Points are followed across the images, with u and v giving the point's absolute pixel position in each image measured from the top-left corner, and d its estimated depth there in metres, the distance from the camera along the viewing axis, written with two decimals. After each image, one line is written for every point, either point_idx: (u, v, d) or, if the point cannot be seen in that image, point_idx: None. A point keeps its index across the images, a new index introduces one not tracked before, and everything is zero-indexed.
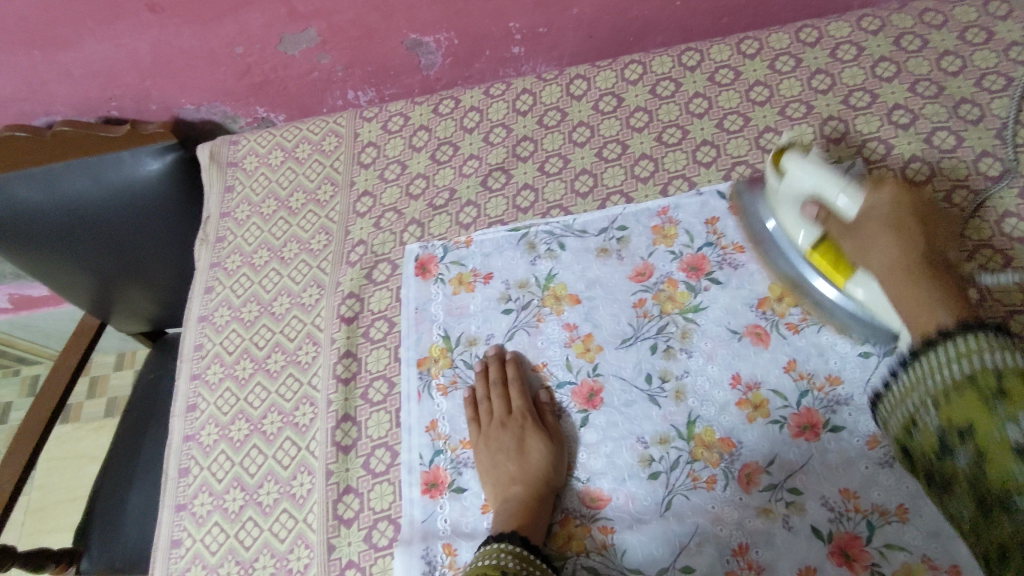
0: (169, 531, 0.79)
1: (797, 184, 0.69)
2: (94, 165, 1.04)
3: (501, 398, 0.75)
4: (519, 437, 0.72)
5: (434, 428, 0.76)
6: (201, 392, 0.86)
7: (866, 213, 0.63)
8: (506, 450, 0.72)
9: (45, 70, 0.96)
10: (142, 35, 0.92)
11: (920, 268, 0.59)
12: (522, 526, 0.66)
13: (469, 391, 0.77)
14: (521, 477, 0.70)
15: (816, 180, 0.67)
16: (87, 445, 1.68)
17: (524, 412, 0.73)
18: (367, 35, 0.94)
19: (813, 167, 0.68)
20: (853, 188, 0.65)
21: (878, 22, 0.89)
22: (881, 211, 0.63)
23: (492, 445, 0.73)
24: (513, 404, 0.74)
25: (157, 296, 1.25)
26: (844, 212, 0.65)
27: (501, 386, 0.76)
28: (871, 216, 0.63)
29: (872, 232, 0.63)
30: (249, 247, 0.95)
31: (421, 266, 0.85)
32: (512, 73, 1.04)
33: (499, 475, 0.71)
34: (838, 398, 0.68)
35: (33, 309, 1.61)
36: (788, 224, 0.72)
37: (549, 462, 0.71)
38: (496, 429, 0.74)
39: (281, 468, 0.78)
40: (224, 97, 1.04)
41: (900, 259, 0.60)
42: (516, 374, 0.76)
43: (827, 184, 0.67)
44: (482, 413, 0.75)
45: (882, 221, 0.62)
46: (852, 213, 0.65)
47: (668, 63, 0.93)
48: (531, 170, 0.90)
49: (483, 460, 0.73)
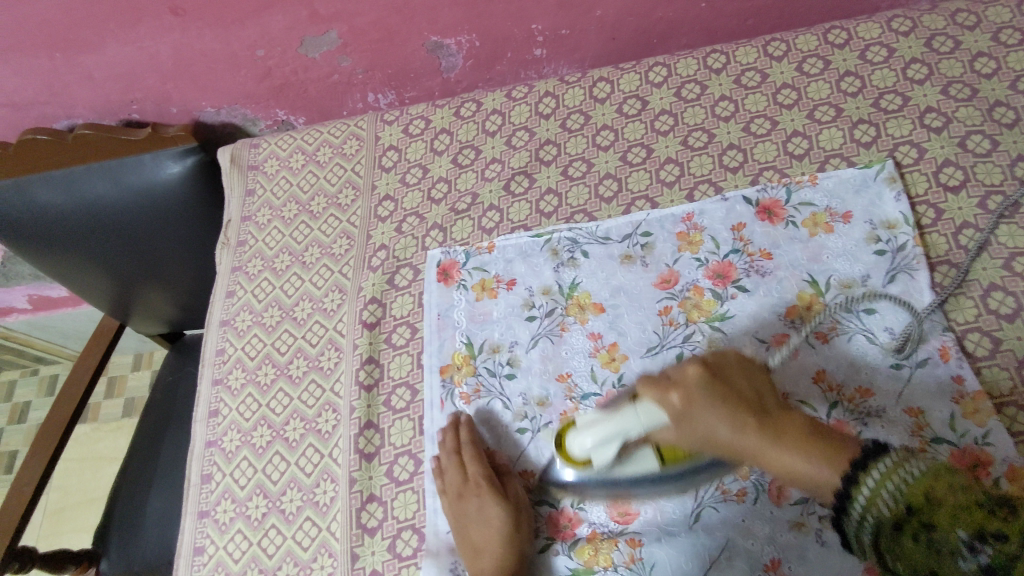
0: (192, 537, 0.79)
1: (600, 451, 0.63)
2: (114, 168, 1.03)
3: (458, 464, 0.72)
4: (479, 503, 0.70)
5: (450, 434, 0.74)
6: (223, 398, 0.86)
7: (676, 412, 0.62)
8: (468, 520, 0.70)
9: (67, 74, 0.96)
10: (164, 38, 0.92)
11: (764, 424, 0.61)
12: None
13: (480, 412, 0.76)
14: (489, 546, 0.68)
15: (613, 433, 0.62)
16: (105, 446, 1.68)
17: (482, 477, 0.71)
18: (388, 37, 0.93)
19: (599, 427, 0.63)
20: (643, 405, 0.62)
21: (908, 23, 0.87)
22: (690, 399, 0.62)
23: (458, 516, 0.70)
24: (469, 469, 0.71)
25: (176, 299, 1.25)
26: (658, 426, 0.62)
27: (457, 451, 0.73)
28: (690, 410, 0.62)
29: (705, 420, 0.62)
30: (270, 251, 0.95)
31: (443, 272, 0.84)
32: (533, 75, 1.03)
33: (468, 544, 0.69)
34: (869, 410, 0.67)
35: (52, 310, 1.61)
36: (628, 464, 0.65)
37: (513, 524, 0.68)
38: (457, 499, 0.71)
39: (304, 476, 0.78)
40: (244, 100, 1.04)
41: (745, 442, 0.61)
42: (470, 438, 0.74)
43: (628, 425, 0.62)
44: (448, 482, 0.72)
45: (694, 408, 0.62)
46: (670, 419, 0.62)
47: (693, 65, 0.92)
48: (555, 174, 0.89)
49: (454, 527, 0.70)
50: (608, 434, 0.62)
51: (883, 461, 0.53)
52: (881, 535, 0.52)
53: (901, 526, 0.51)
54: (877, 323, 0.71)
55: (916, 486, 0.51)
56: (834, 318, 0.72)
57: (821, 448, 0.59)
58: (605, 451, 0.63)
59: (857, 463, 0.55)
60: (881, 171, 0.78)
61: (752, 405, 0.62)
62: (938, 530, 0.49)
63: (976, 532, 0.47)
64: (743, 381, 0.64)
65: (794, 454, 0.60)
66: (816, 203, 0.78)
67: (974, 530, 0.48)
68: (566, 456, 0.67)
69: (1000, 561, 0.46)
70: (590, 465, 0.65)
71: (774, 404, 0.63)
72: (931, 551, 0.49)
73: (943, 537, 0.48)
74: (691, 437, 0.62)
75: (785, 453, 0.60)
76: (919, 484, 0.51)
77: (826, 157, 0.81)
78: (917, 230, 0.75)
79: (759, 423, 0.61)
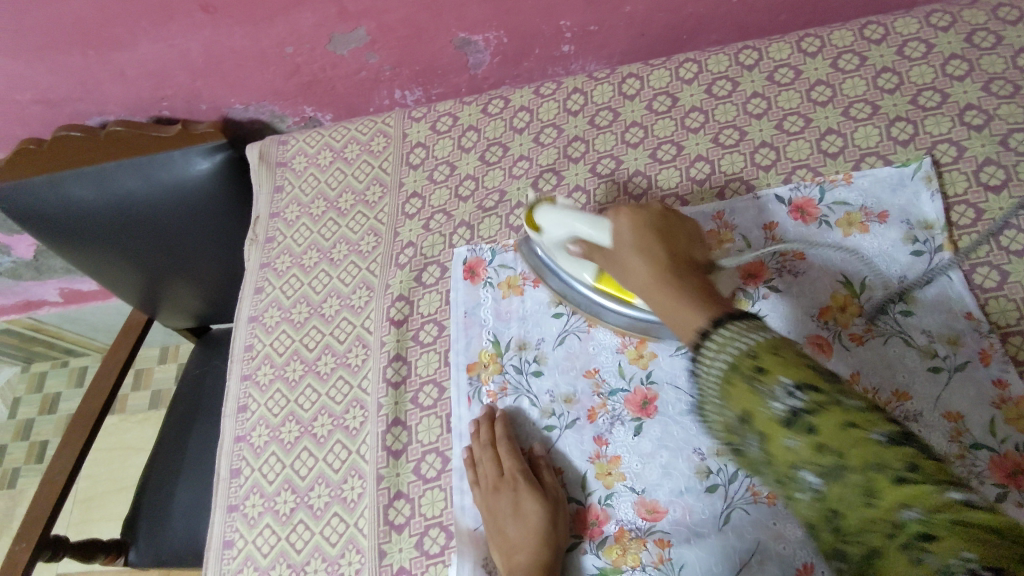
0: (222, 531, 0.79)
1: (555, 230, 0.72)
2: (145, 164, 1.04)
3: (492, 460, 0.71)
4: (514, 499, 0.69)
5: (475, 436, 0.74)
6: (252, 393, 0.87)
7: (616, 228, 0.66)
8: (504, 515, 0.69)
9: (100, 71, 0.97)
10: (194, 36, 0.92)
11: (669, 271, 0.60)
12: None
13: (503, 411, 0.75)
14: (526, 544, 0.66)
15: (567, 226, 0.71)
16: (132, 437, 1.71)
17: (517, 473, 0.70)
18: (416, 34, 0.93)
19: (562, 213, 0.72)
20: (600, 220, 0.68)
21: (948, 18, 0.85)
22: (625, 236, 0.65)
23: (494, 513, 0.70)
24: (504, 463, 0.71)
25: (204, 293, 1.27)
26: (601, 243, 0.68)
27: (493, 446, 0.73)
28: (621, 244, 0.65)
29: (627, 253, 0.64)
30: (298, 248, 0.96)
31: (470, 270, 0.84)
32: (561, 72, 1.02)
33: (504, 541, 0.68)
34: (906, 414, 0.66)
35: (82, 303, 1.64)
36: (570, 266, 0.75)
37: (548, 521, 0.67)
38: (492, 495, 0.70)
39: (332, 472, 0.78)
40: (272, 97, 1.04)
41: (649, 276, 0.60)
42: (505, 433, 0.73)
43: (580, 226, 0.70)
44: (481, 475, 0.72)
45: (626, 240, 0.64)
46: (608, 241, 0.67)
47: (724, 61, 0.90)
48: (583, 172, 0.88)
49: (490, 525, 0.70)
50: (561, 222, 0.72)
51: (742, 321, 0.49)
52: (715, 385, 0.49)
53: (736, 368, 0.47)
54: (915, 325, 0.69)
55: (765, 342, 0.47)
56: (869, 319, 0.71)
57: (703, 299, 0.56)
58: (559, 231, 0.72)
59: (726, 312, 0.52)
60: (918, 168, 0.76)
61: (677, 257, 0.62)
62: (766, 376, 0.45)
63: (799, 380, 0.44)
64: (683, 244, 0.64)
65: (679, 298, 0.57)
66: (850, 202, 0.77)
67: (800, 378, 0.45)
68: (534, 223, 0.76)
69: (813, 410, 0.43)
70: (542, 234, 0.74)
71: (697, 270, 0.62)
72: (754, 393, 0.46)
73: (769, 386, 0.45)
74: (614, 260, 0.65)
75: (672, 296, 0.58)
76: (762, 344, 0.47)
77: (862, 156, 0.80)
78: (954, 230, 0.73)
79: (670, 265, 0.61)
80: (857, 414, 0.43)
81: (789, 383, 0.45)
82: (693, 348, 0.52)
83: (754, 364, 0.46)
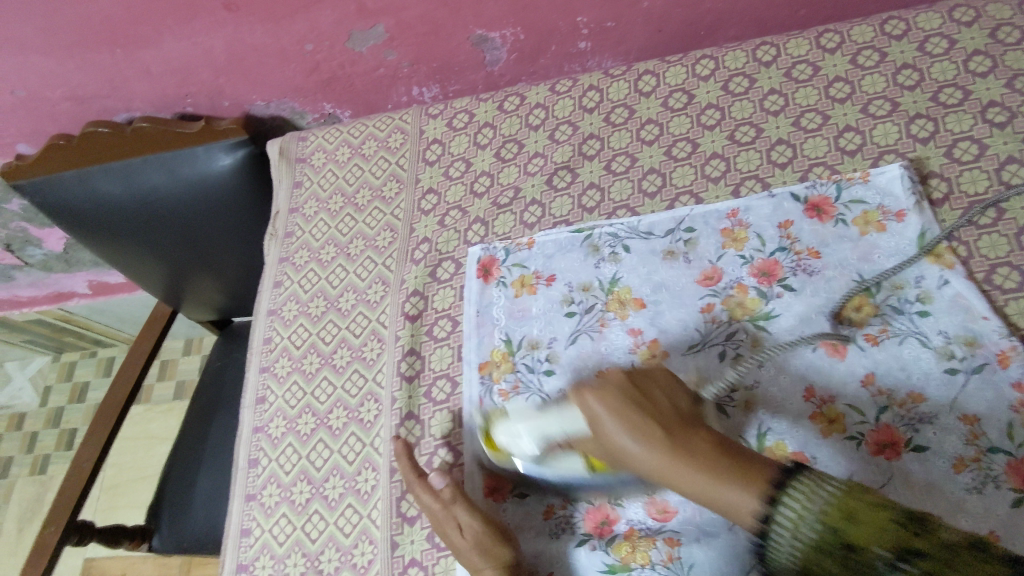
0: (240, 520, 0.81)
1: (517, 447, 0.69)
2: (169, 159, 1.07)
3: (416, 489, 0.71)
4: (445, 510, 0.69)
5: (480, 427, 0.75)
6: (270, 385, 0.89)
7: (590, 408, 0.62)
8: (448, 530, 0.68)
9: (126, 68, 1.00)
10: (217, 33, 0.94)
11: (679, 441, 0.57)
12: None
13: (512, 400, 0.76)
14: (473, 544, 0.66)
15: (535, 424, 0.68)
16: (157, 426, 1.75)
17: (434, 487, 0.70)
18: (433, 31, 0.94)
19: (526, 419, 0.69)
20: (564, 407, 0.67)
21: (972, 13, 0.83)
22: (603, 417, 0.61)
23: (441, 530, 0.69)
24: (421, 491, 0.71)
25: (226, 287, 1.29)
26: (574, 428, 0.65)
27: (410, 483, 0.72)
28: (601, 422, 0.61)
29: (616, 433, 0.60)
30: (317, 243, 0.97)
31: (483, 268, 0.85)
32: (577, 69, 1.02)
33: (460, 553, 0.67)
34: (921, 416, 0.65)
35: (110, 295, 1.68)
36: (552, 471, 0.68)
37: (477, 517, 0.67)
38: (432, 518, 0.70)
39: (346, 464, 0.80)
40: (293, 94, 1.06)
41: (660, 462, 0.57)
42: (409, 464, 0.73)
43: (546, 422, 0.67)
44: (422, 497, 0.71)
45: (604, 412, 0.61)
46: (584, 426, 0.64)
47: (741, 58, 0.90)
48: (598, 169, 0.88)
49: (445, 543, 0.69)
50: (524, 444, 0.68)
51: (798, 482, 0.51)
52: (806, 559, 0.50)
53: (824, 549, 0.49)
54: (931, 326, 0.69)
55: (835, 506, 0.49)
56: (884, 320, 0.70)
57: (730, 466, 0.55)
58: (527, 451, 0.68)
59: (774, 486, 0.52)
60: (904, 168, 0.76)
61: (662, 417, 0.59)
62: (863, 554, 0.47)
63: (894, 550, 0.46)
64: (663, 396, 0.62)
65: (710, 474, 0.55)
66: (867, 201, 0.76)
67: (891, 543, 0.46)
68: (491, 446, 0.72)
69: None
70: (514, 459, 0.70)
71: (697, 422, 0.60)
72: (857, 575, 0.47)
73: (868, 563, 0.47)
74: (605, 445, 0.62)
75: (696, 475, 0.55)
76: (836, 514, 0.48)
77: (881, 153, 0.79)
78: (974, 229, 0.72)
79: (669, 437, 0.58)
80: (956, 556, 0.45)
81: (886, 553, 0.46)
82: (761, 532, 0.52)
83: (842, 539, 0.48)
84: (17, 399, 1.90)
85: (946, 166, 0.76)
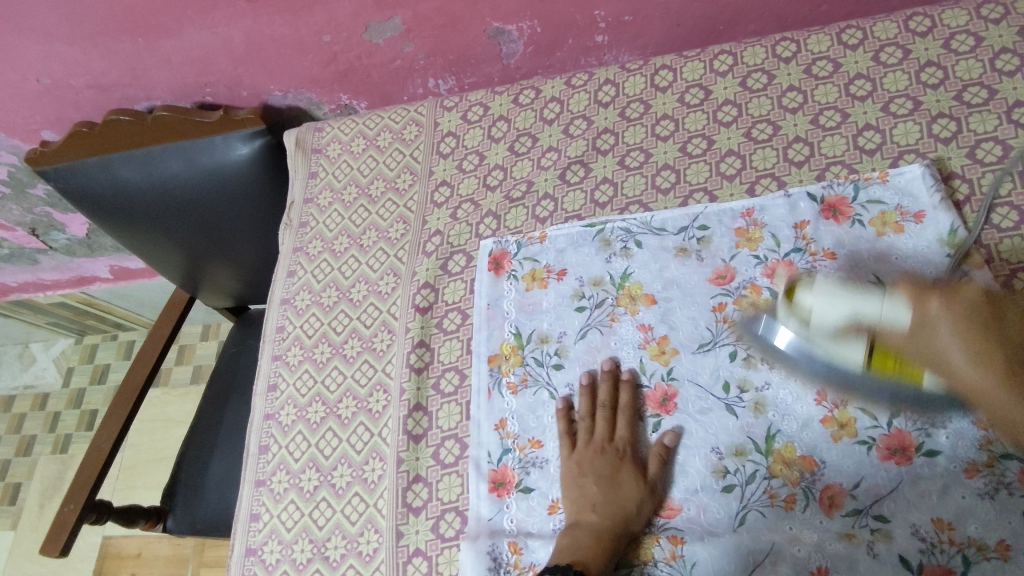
0: (249, 504, 0.83)
1: (827, 313, 0.63)
2: (189, 148, 1.08)
3: (606, 422, 0.72)
4: (614, 467, 0.70)
5: (588, 397, 0.74)
6: (282, 373, 0.90)
7: (921, 318, 0.59)
8: (596, 475, 0.70)
9: (148, 58, 1.01)
10: (237, 24, 0.95)
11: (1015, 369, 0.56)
12: (592, 555, 0.64)
13: (631, 373, 0.74)
14: (605, 506, 0.67)
15: (847, 307, 0.62)
16: (174, 410, 1.78)
17: (627, 443, 0.71)
18: (450, 23, 0.94)
19: (836, 296, 0.63)
20: (892, 298, 0.60)
21: (1000, 10, 0.81)
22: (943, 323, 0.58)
23: (583, 467, 0.70)
24: (617, 432, 0.72)
25: (242, 276, 1.31)
26: (894, 323, 0.60)
27: (596, 410, 0.73)
28: (933, 331, 0.58)
29: (947, 342, 0.58)
30: (330, 233, 0.98)
31: (495, 261, 0.85)
32: (594, 62, 1.01)
33: (580, 497, 0.69)
34: (934, 420, 0.64)
35: (131, 280, 1.71)
36: (831, 349, 0.64)
37: (639, 505, 0.68)
38: (592, 452, 0.71)
39: (354, 452, 0.81)
40: (310, 84, 1.06)
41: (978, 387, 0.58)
42: (628, 402, 0.73)
43: (864, 306, 0.61)
44: (582, 431, 0.73)
45: (937, 323, 0.58)
46: (907, 322, 0.59)
47: (760, 53, 0.88)
48: (611, 164, 0.88)
49: (568, 479, 0.71)
50: (836, 305, 0.62)
51: None
52: None
53: None
54: None
55: None
56: None
57: None
58: (836, 318, 0.62)
59: None
60: (923, 168, 0.75)
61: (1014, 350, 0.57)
62: None
63: None
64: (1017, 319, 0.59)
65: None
66: (885, 201, 0.75)
67: None
68: (791, 297, 0.67)
69: None
70: (812, 317, 0.64)
71: None
72: None
73: None
74: (922, 347, 0.59)
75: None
76: None
77: (900, 153, 0.78)
78: (995, 234, 0.70)
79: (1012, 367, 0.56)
80: None
81: None
82: None
83: None
84: (41, 379, 1.95)
85: (967, 167, 0.74)
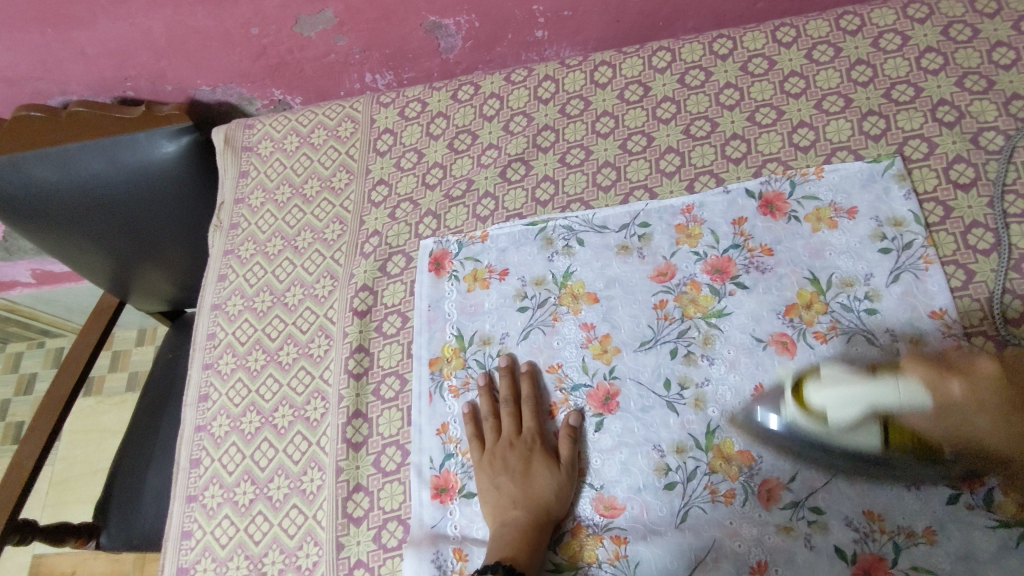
0: (180, 521, 0.79)
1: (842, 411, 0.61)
2: (108, 146, 1.02)
3: (511, 416, 0.73)
4: (525, 460, 0.70)
5: (487, 393, 0.75)
6: (213, 382, 0.86)
7: (943, 399, 0.58)
8: (510, 472, 0.70)
9: (60, 50, 0.95)
10: (156, 15, 0.90)
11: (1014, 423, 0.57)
12: (517, 553, 0.64)
13: (528, 364, 0.75)
14: (523, 500, 0.68)
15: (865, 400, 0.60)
16: (110, 419, 1.70)
17: (534, 434, 0.72)
18: (385, 17, 0.91)
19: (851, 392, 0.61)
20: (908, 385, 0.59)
21: (925, 9, 0.83)
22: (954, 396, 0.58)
23: (495, 465, 0.70)
24: (524, 425, 0.72)
25: (175, 279, 1.24)
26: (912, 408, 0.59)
27: (501, 406, 0.74)
28: (955, 406, 0.57)
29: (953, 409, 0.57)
30: (262, 235, 0.94)
31: (435, 262, 0.83)
32: (535, 57, 1.00)
33: (499, 496, 0.69)
34: None
35: (56, 284, 1.61)
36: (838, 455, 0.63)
37: (556, 493, 0.68)
38: (503, 447, 0.71)
39: (292, 463, 0.78)
40: (240, 79, 1.02)
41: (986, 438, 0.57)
42: (530, 393, 0.73)
43: (883, 395, 0.60)
44: (487, 430, 0.73)
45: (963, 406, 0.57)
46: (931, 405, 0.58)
47: (697, 50, 0.89)
48: (552, 161, 0.87)
49: (484, 480, 0.70)
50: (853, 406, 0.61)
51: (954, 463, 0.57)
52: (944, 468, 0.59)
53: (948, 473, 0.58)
54: (878, 325, 0.68)
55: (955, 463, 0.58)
56: (833, 318, 0.70)
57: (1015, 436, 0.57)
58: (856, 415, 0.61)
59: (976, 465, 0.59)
60: (889, 165, 0.75)
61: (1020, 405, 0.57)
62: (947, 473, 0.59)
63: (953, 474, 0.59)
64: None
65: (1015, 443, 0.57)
66: (820, 197, 0.76)
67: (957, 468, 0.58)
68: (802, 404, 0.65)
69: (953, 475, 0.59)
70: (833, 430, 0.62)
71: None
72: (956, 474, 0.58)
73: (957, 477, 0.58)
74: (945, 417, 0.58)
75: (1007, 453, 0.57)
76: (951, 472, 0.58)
77: (833, 150, 0.79)
78: (925, 229, 0.72)
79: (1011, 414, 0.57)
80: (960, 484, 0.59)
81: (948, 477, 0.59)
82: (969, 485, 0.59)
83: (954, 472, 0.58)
84: None
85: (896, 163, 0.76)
